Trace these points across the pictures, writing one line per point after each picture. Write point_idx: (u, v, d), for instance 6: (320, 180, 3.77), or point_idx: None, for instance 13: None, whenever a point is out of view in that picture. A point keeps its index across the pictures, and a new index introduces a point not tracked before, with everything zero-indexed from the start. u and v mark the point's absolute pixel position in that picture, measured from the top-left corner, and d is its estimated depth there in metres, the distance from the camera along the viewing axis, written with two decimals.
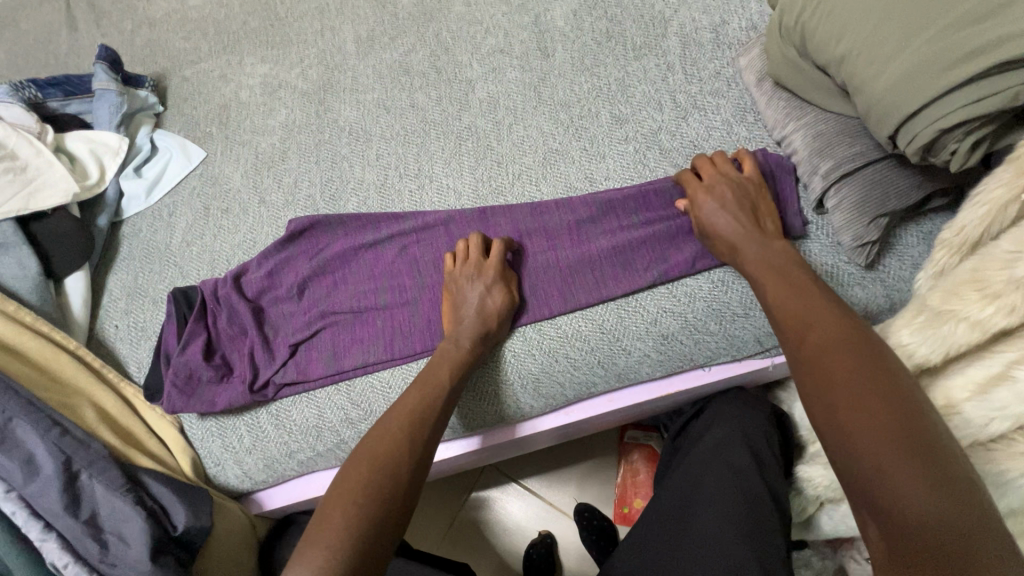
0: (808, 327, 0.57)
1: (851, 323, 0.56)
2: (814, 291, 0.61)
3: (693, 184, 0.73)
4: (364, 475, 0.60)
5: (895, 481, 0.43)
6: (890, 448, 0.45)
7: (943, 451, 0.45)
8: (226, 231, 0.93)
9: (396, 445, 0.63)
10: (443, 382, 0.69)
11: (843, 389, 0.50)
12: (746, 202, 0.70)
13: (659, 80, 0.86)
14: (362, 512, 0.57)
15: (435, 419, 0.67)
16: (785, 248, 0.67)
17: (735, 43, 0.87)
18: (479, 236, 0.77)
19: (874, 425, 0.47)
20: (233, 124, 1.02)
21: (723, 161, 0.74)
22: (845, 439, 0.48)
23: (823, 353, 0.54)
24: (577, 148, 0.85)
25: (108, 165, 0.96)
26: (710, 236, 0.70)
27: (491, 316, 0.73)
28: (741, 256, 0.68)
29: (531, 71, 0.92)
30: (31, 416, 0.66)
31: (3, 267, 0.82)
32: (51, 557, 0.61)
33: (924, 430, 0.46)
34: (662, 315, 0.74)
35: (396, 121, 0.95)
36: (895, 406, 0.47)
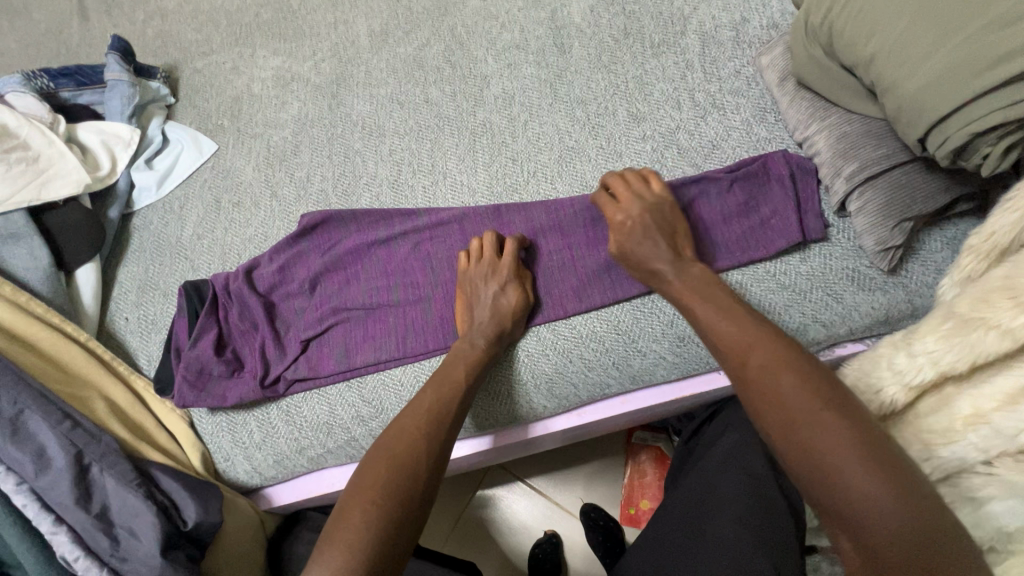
0: (750, 352, 0.56)
1: (785, 337, 0.57)
2: (739, 308, 0.61)
3: (608, 205, 0.74)
4: (382, 475, 0.60)
5: (876, 506, 0.46)
6: (864, 476, 0.47)
7: (897, 457, 0.48)
8: (237, 224, 0.92)
9: (413, 446, 0.62)
10: (460, 381, 0.69)
11: (806, 421, 0.51)
12: (664, 223, 0.70)
13: (678, 78, 0.85)
14: (381, 512, 0.57)
15: (452, 420, 0.66)
16: (702, 268, 0.68)
17: (756, 42, 0.86)
18: (491, 235, 0.77)
19: (843, 455, 0.48)
20: (245, 116, 1.02)
21: (636, 179, 0.75)
22: (820, 473, 0.49)
23: (775, 383, 0.53)
24: (594, 146, 0.84)
25: (120, 156, 0.95)
26: (633, 262, 0.70)
27: (505, 315, 0.72)
28: (663, 283, 0.68)
29: (547, 68, 0.91)
30: (43, 408, 0.65)
31: (15, 258, 0.82)
32: (62, 551, 0.61)
33: (877, 440, 0.49)
34: (678, 317, 0.73)
35: (410, 116, 0.94)
36: (850, 427, 0.49)
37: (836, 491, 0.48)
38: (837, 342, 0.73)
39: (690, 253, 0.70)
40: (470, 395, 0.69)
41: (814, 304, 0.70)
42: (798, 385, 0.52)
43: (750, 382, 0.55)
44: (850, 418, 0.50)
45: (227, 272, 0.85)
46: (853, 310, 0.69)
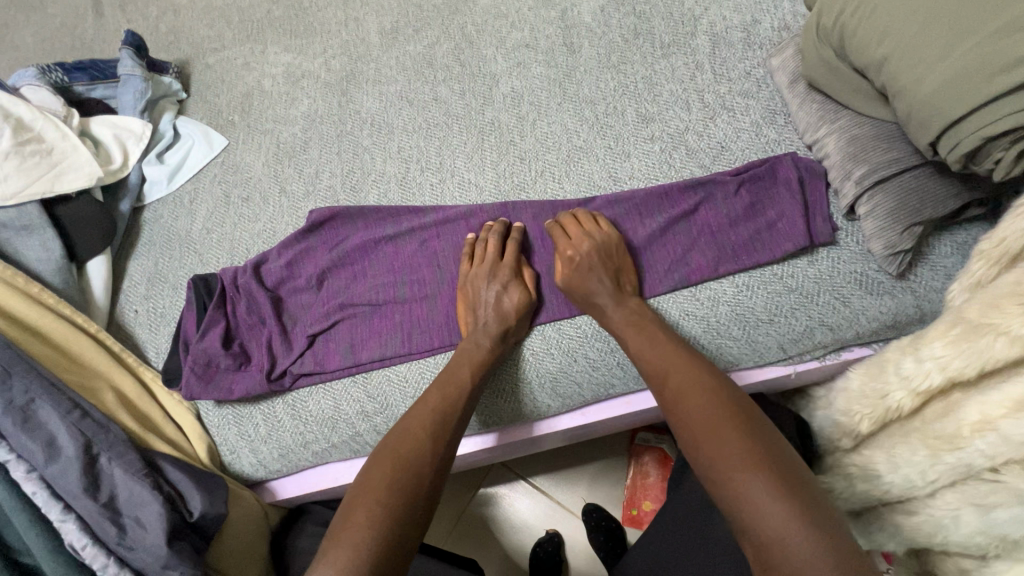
0: (670, 376, 0.63)
1: (703, 364, 0.63)
2: (669, 338, 0.67)
3: (560, 241, 0.74)
4: (388, 474, 0.60)
5: (761, 508, 0.50)
6: (758, 485, 0.51)
7: (791, 470, 0.52)
8: (246, 219, 0.93)
9: (418, 446, 0.63)
10: (466, 382, 0.69)
11: (709, 435, 0.56)
12: (608, 261, 0.72)
13: (688, 79, 0.85)
14: (384, 512, 0.57)
15: (457, 422, 0.67)
16: (640, 303, 0.71)
17: (767, 43, 0.86)
18: (497, 231, 0.78)
19: (739, 466, 0.53)
20: (256, 112, 1.02)
21: (586, 219, 0.76)
22: (721, 485, 0.53)
23: (687, 403, 0.60)
24: (602, 146, 0.84)
25: (132, 150, 0.96)
26: (580, 294, 0.72)
27: (508, 313, 0.72)
28: (604, 315, 0.70)
29: (556, 67, 0.91)
30: (53, 398, 0.66)
31: (28, 249, 0.83)
32: (70, 538, 0.62)
33: (772, 453, 0.54)
34: (683, 318, 0.72)
35: (419, 113, 0.94)
36: (751, 443, 0.54)
37: (736, 501, 0.52)
38: (844, 346, 0.72)
39: (631, 287, 0.72)
40: (476, 396, 0.70)
41: (821, 307, 0.69)
42: (707, 407, 0.59)
43: (670, 405, 0.62)
44: (750, 433, 0.55)
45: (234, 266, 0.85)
46: (860, 314, 0.69)
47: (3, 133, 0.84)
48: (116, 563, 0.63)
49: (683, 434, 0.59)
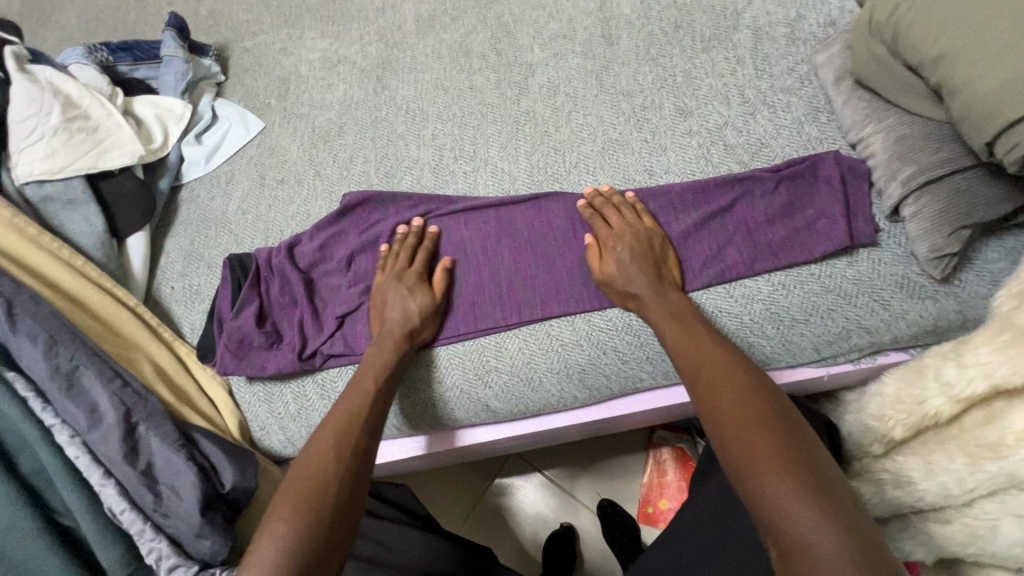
0: (705, 370, 0.63)
1: (739, 360, 0.63)
2: (704, 334, 0.66)
3: (603, 229, 0.74)
4: (299, 498, 0.59)
5: (787, 509, 0.49)
6: (786, 487, 0.50)
7: (822, 473, 0.52)
8: (281, 201, 0.94)
9: (328, 467, 0.62)
10: (367, 394, 0.68)
11: (739, 431, 0.56)
12: (649, 253, 0.72)
13: (727, 74, 0.84)
14: (291, 528, 0.57)
15: (368, 435, 0.66)
16: (681, 299, 0.70)
17: (811, 39, 0.84)
18: (404, 240, 0.78)
19: (767, 466, 0.52)
20: (292, 97, 1.04)
21: (629, 210, 0.75)
22: (746, 484, 0.53)
23: (719, 398, 0.60)
24: (637, 139, 0.83)
25: (172, 130, 0.98)
26: (615, 284, 0.71)
27: (410, 321, 0.73)
28: (641, 306, 0.70)
29: (593, 59, 0.91)
30: (97, 366, 0.69)
31: (72, 223, 0.86)
32: (109, 502, 0.65)
33: (804, 455, 0.53)
34: (717, 315, 0.71)
35: (454, 102, 0.94)
36: (782, 443, 0.54)
37: (761, 501, 0.51)
38: (880, 349, 0.71)
39: (671, 280, 0.71)
40: (382, 410, 0.69)
41: (859, 309, 0.68)
42: (739, 403, 0.58)
43: (700, 399, 0.61)
44: (782, 434, 0.55)
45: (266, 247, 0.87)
46: (899, 317, 0.68)
47: (52, 108, 0.86)
48: (152, 528, 0.65)
49: (711, 428, 0.59)
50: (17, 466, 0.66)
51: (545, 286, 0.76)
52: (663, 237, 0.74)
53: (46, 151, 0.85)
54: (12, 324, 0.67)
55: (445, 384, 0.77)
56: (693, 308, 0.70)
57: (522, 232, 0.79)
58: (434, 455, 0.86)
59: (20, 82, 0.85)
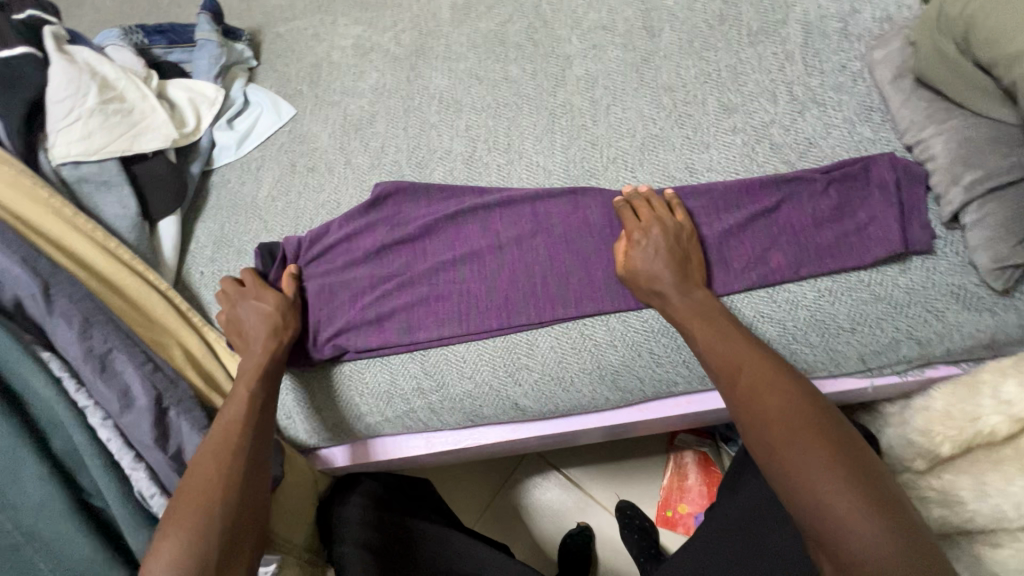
0: (742, 371, 0.60)
1: (775, 360, 0.61)
2: (736, 330, 0.64)
3: (631, 222, 0.72)
4: (191, 513, 0.60)
5: (851, 522, 0.49)
6: (846, 497, 0.50)
7: (877, 479, 0.52)
8: (311, 189, 0.93)
9: (211, 481, 0.61)
10: (245, 401, 0.68)
11: (790, 439, 0.54)
12: (677, 249, 0.69)
13: (775, 69, 0.80)
14: (184, 539, 0.58)
15: (254, 441, 0.66)
16: (706, 296, 0.67)
17: (866, 35, 0.80)
18: (252, 271, 0.80)
19: (826, 475, 0.51)
20: (324, 83, 1.03)
21: (661, 204, 0.72)
22: (803, 494, 0.52)
23: (761, 402, 0.57)
24: (678, 135, 0.80)
25: (204, 114, 0.98)
26: (640, 281, 0.68)
27: (274, 324, 0.74)
28: (665, 304, 0.67)
29: (634, 51, 0.88)
30: (129, 350, 0.69)
31: (107, 205, 0.86)
32: (139, 486, 0.66)
33: (857, 461, 0.53)
34: (758, 320, 0.69)
35: (489, 92, 0.92)
36: (836, 449, 0.53)
37: (821, 511, 0.51)
38: (929, 362, 0.68)
39: (697, 279, 0.68)
40: (262, 413, 0.69)
41: (910, 319, 0.65)
42: (785, 409, 0.56)
43: (740, 401, 0.59)
44: (833, 440, 0.54)
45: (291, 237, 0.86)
46: (954, 329, 0.65)
47: (89, 90, 0.85)
48: None
49: (755, 432, 0.57)
50: (50, 446, 0.66)
51: (580, 284, 0.74)
52: (692, 233, 0.71)
53: (82, 133, 0.85)
54: (48, 305, 0.67)
55: (474, 380, 0.75)
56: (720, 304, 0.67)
57: (556, 228, 0.77)
58: (459, 451, 0.85)
59: (59, 62, 0.85)
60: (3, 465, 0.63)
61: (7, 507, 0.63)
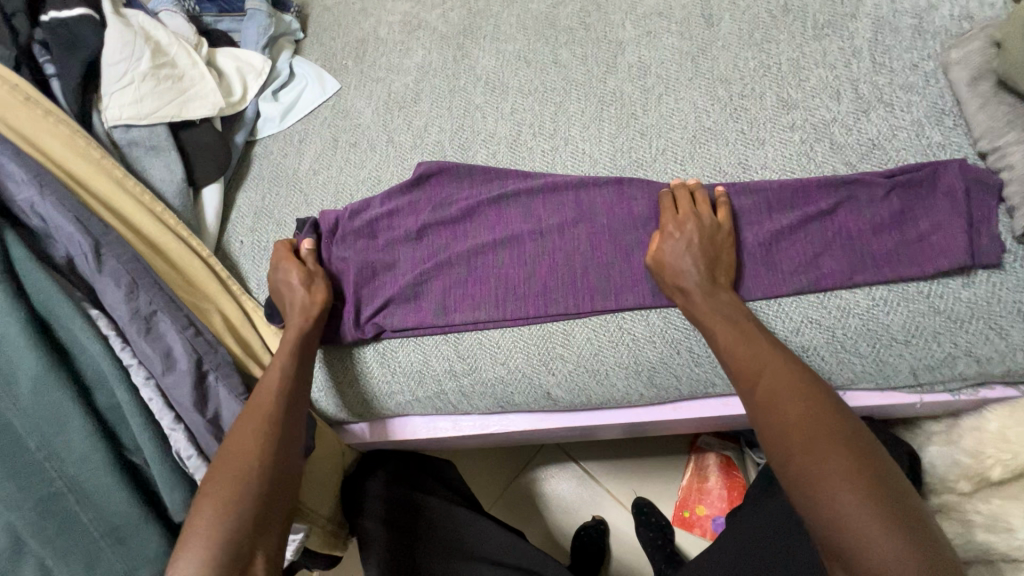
0: (762, 376, 0.59)
1: (795, 364, 0.59)
2: (760, 336, 0.62)
3: (668, 215, 0.70)
4: (228, 476, 0.60)
5: (866, 536, 0.48)
6: (867, 513, 0.49)
7: (897, 491, 0.51)
8: (353, 164, 0.93)
9: (249, 444, 0.63)
10: (282, 369, 0.70)
11: (809, 449, 0.53)
12: (710, 247, 0.67)
13: (840, 66, 0.77)
14: (222, 500, 0.59)
15: (288, 410, 0.67)
16: (732, 299, 0.65)
17: (942, 33, 0.76)
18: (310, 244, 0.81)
19: (848, 491, 0.50)
20: (370, 59, 1.02)
21: (705, 199, 0.70)
22: (818, 506, 0.51)
23: (781, 408, 0.56)
24: (733, 130, 0.77)
25: (251, 84, 0.98)
26: (668, 274, 0.67)
27: (321, 302, 0.76)
28: (690, 302, 0.65)
29: (690, 40, 0.85)
30: (173, 313, 0.70)
31: (155, 169, 0.87)
32: (178, 446, 0.68)
33: (876, 472, 0.51)
34: (806, 325, 0.66)
35: (537, 75, 0.91)
36: (859, 464, 0.51)
37: (839, 527, 0.49)
38: (985, 382, 0.65)
39: (724, 281, 0.67)
40: (299, 384, 0.70)
41: (970, 335, 0.62)
42: (808, 417, 0.55)
43: (760, 409, 0.58)
44: (854, 449, 0.53)
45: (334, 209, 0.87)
46: (1017, 349, 0.61)
47: (142, 54, 0.86)
48: None
49: (775, 443, 0.56)
50: (95, 401, 0.69)
51: (621, 276, 0.73)
52: (728, 230, 0.69)
53: (134, 97, 0.86)
54: (98, 264, 0.69)
55: (507, 366, 0.75)
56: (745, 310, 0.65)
57: (600, 218, 0.76)
58: (486, 437, 0.84)
59: (116, 24, 0.86)
60: (50, 416, 0.65)
61: (51, 456, 0.66)
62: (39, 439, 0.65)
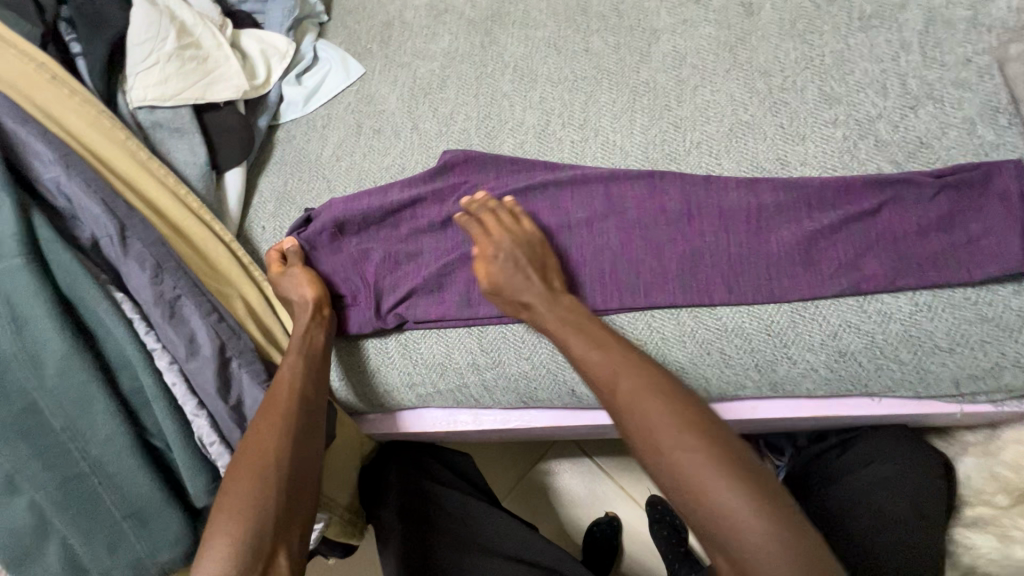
0: (618, 380, 0.57)
1: (649, 362, 0.59)
2: (612, 340, 0.62)
3: (481, 235, 0.73)
4: (251, 474, 0.59)
5: (742, 526, 0.46)
6: (735, 500, 0.47)
7: (756, 471, 0.49)
8: (377, 151, 0.92)
9: (272, 439, 0.62)
10: (300, 364, 0.69)
11: (673, 446, 0.51)
12: (531, 259, 0.70)
13: (887, 59, 0.73)
14: (246, 495, 0.58)
15: (306, 407, 0.66)
16: (574, 302, 0.67)
17: (998, 26, 0.72)
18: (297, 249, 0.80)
19: (729, 488, 0.47)
20: (395, 44, 1.00)
21: (507, 217, 0.74)
22: (694, 503, 0.49)
23: (642, 409, 0.54)
24: (772, 124, 0.75)
25: (274, 66, 0.97)
26: (506, 294, 0.69)
27: (316, 303, 0.75)
28: (538, 316, 0.67)
29: (728, 29, 0.82)
30: (196, 298, 0.70)
31: (178, 152, 0.86)
32: (201, 432, 0.68)
33: (739, 456, 0.50)
34: (844, 329, 0.64)
35: (567, 63, 0.88)
36: (732, 457, 0.49)
37: (727, 531, 0.47)
38: None
39: (559, 288, 0.69)
40: (317, 379, 0.70)
41: (1018, 345, 0.60)
42: (665, 413, 0.53)
43: (622, 414, 0.56)
44: (716, 437, 0.51)
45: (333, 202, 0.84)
46: None
47: (168, 34, 0.85)
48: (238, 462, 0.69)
49: (647, 454, 0.53)
50: (119, 384, 0.68)
51: (651, 272, 0.70)
52: (538, 241, 0.72)
53: (159, 77, 0.85)
54: (124, 247, 0.68)
55: (531, 361, 0.74)
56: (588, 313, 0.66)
57: (630, 212, 0.73)
58: (506, 432, 0.83)
59: (141, 3, 0.85)
60: (74, 398, 0.65)
61: (75, 437, 0.65)
62: (64, 420, 0.65)
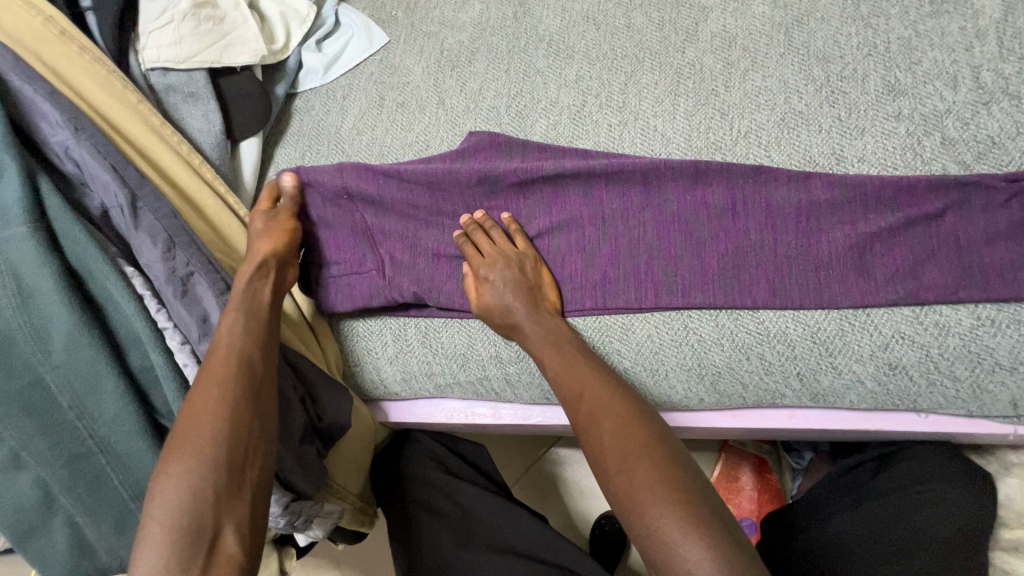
0: (581, 399, 0.60)
1: (610, 381, 0.61)
2: (581, 359, 0.64)
3: (474, 257, 0.70)
4: (187, 453, 0.52)
5: (668, 541, 0.48)
6: (665, 513, 0.49)
7: (692, 488, 0.51)
8: (399, 126, 0.87)
9: (206, 410, 0.55)
10: (239, 327, 0.61)
11: (619, 464, 0.54)
12: (523, 278, 0.69)
13: (960, 49, 0.68)
14: (178, 475, 0.51)
15: (253, 371, 0.59)
16: (555, 320, 0.68)
17: None
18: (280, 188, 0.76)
19: (649, 493, 0.50)
20: (422, 12, 0.95)
21: (500, 234, 0.71)
22: (632, 520, 0.51)
23: (597, 429, 0.57)
24: (829, 115, 0.69)
25: (294, 32, 0.91)
26: (496, 315, 0.68)
27: (263, 258, 0.69)
28: (521, 332, 0.67)
29: (784, 10, 0.76)
30: (210, 275, 0.66)
31: (191, 117, 0.82)
32: None
33: (678, 474, 0.52)
34: (896, 341, 0.60)
35: (606, 40, 0.82)
36: (661, 466, 0.52)
37: (649, 538, 0.49)
38: None
39: (547, 305, 0.69)
40: (261, 341, 0.62)
41: None
42: (616, 433, 0.56)
43: (582, 433, 0.59)
44: (656, 456, 0.53)
45: (331, 172, 0.76)
46: None
47: None
48: None
49: (601, 471, 0.55)
50: (127, 361, 0.66)
51: (691, 271, 0.66)
52: (530, 260, 0.71)
53: (173, 37, 0.79)
54: (135, 219, 0.65)
55: None
56: (568, 330, 0.68)
57: (668, 206, 0.68)
58: (525, 426, 0.81)
59: None
60: (79, 375, 0.62)
61: (83, 416, 0.63)
62: (70, 398, 0.62)
